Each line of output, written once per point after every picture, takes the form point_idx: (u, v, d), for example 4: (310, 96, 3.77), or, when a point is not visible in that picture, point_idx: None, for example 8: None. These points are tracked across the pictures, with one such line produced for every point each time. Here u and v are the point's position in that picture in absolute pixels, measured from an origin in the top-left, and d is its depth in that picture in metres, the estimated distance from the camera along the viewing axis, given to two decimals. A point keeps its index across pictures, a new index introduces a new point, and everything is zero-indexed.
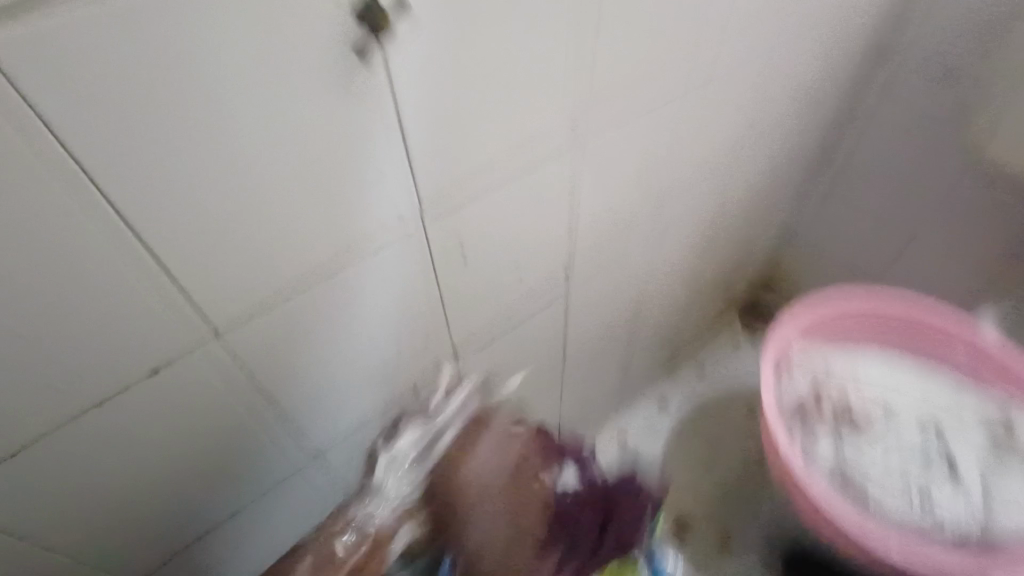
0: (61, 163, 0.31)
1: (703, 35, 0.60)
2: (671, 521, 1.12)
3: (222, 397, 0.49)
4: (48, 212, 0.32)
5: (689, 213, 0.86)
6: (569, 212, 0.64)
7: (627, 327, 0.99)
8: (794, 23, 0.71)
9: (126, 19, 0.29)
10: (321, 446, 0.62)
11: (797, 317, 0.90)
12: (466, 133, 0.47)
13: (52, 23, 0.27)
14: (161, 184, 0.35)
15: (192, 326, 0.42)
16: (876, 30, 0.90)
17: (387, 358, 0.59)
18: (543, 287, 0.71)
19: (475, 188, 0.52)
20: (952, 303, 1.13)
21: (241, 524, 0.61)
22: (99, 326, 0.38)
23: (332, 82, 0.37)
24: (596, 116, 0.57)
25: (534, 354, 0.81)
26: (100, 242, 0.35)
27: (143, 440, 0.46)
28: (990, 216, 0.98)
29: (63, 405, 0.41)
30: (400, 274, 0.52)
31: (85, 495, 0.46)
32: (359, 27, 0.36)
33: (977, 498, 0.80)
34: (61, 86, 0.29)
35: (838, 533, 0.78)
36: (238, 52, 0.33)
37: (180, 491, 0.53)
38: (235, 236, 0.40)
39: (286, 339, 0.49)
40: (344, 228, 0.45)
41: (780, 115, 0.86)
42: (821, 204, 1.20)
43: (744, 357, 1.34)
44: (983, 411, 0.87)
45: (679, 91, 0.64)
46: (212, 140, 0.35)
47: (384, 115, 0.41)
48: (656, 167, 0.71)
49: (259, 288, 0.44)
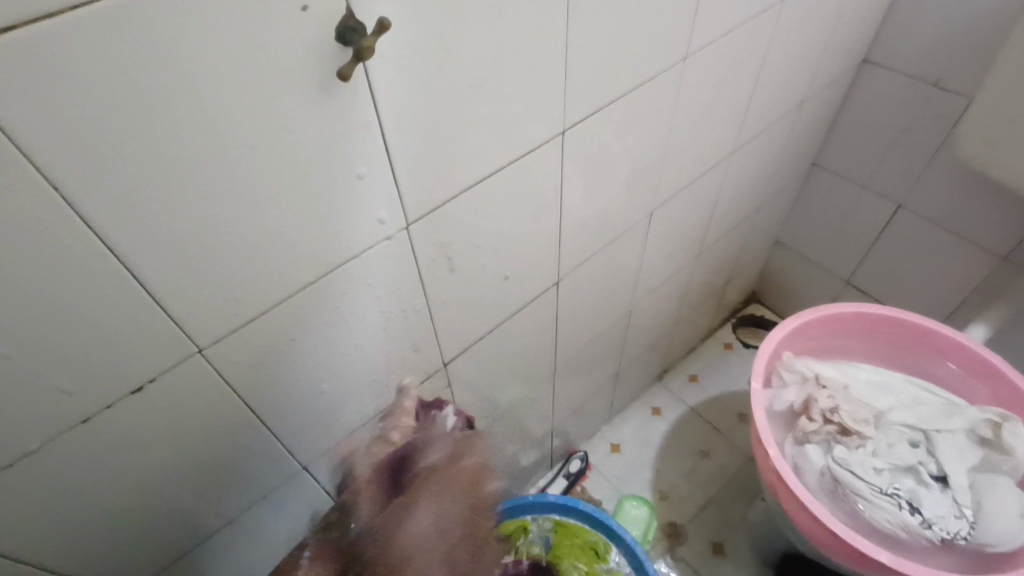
0: (45, 181, 0.31)
1: (677, 56, 0.62)
2: (665, 528, 1.12)
3: (208, 413, 0.49)
4: (32, 232, 0.32)
5: (671, 226, 0.88)
6: (552, 226, 0.66)
7: (616, 336, 1.00)
8: (770, 40, 0.73)
9: (111, 41, 0.29)
10: (309, 459, 0.62)
11: (783, 325, 0.92)
12: (446, 150, 0.48)
13: (36, 47, 0.28)
14: (146, 202, 0.35)
15: (178, 342, 0.42)
16: (855, 42, 0.92)
17: (374, 370, 0.60)
18: (529, 299, 0.72)
19: (458, 204, 0.53)
20: (938, 308, 1.14)
21: (228, 539, 0.61)
22: (84, 343, 0.38)
23: (314, 99, 0.38)
24: (574, 133, 0.58)
25: (522, 365, 0.82)
26: (85, 259, 0.35)
27: (128, 455, 0.46)
28: (971, 222, 1.00)
29: (43, 425, 0.40)
30: (387, 288, 0.53)
31: (69, 513, 0.46)
32: (342, 47, 0.37)
33: (967, 506, 0.79)
34: (42, 107, 0.29)
35: (826, 538, 0.77)
36: (218, 72, 0.33)
37: (166, 507, 0.52)
38: (219, 253, 0.40)
39: (273, 353, 0.49)
40: (327, 241, 0.45)
41: (760, 127, 0.87)
42: (807, 213, 1.22)
43: (734, 365, 1.35)
44: (977, 415, 0.85)
45: (655, 111, 0.66)
46: (196, 156, 0.35)
47: (365, 131, 0.42)
48: (637, 182, 0.72)
49: (243, 303, 0.44)
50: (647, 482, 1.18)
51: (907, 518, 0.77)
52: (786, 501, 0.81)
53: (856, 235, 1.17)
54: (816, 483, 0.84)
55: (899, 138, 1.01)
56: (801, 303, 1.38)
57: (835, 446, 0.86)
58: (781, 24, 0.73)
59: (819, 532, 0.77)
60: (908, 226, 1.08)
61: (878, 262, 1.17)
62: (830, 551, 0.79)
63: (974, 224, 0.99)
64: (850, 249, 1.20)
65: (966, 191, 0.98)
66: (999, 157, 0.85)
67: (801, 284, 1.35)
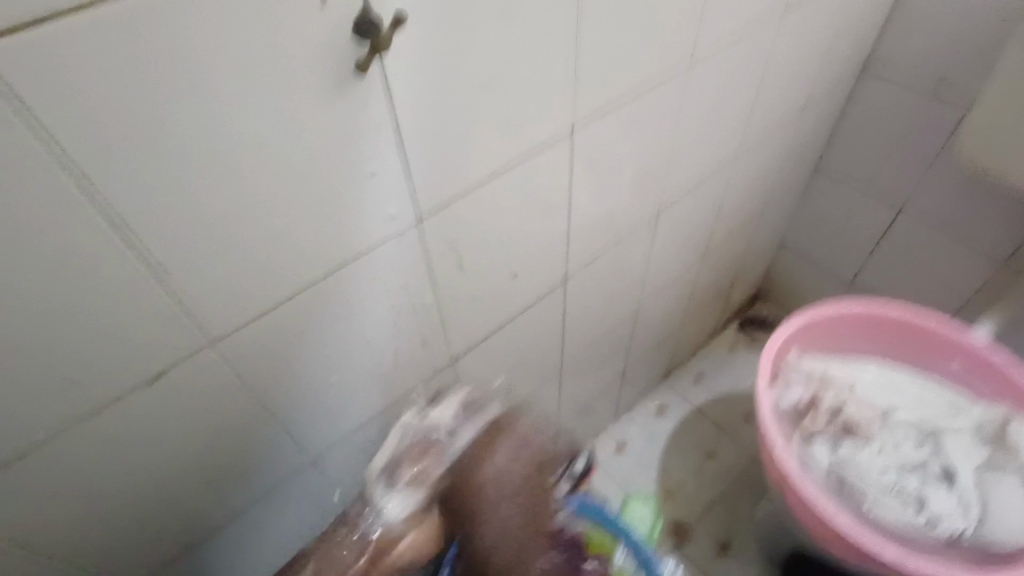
0: (70, 171, 0.32)
1: (685, 55, 0.62)
2: (670, 528, 1.12)
3: (220, 404, 0.49)
4: (56, 220, 0.33)
5: (678, 224, 0.88)
6: (562, 223, 0.66)
7: (622, 335, 1.00)
8: (778, 39, 0.74)
9: (134, 32, 0.30)
10: (319, 453, 0.62)
11: (789, 323, 0.92)
12: (457, 146, 0.48)
13: (61, 39, 0.28)
14: (167, 193, 0.36)
15: (193, 333, 0.43)
16: (859, 43, 0.92)
17: (383, 365, 0.60)
18: (537, 296, 0.72)
19: (469, 199, 0.53)
20: (944, 308, 1.14)
21: (239, 532, 0.61)
22: (102, 332, 0.39)
23: (330, 94, 0.38)
24: (583, 129, 0.58)
25: (529, 362, 0.82)
26: (106, 248, 0.36)
27: (142, 446, 0.47)
28: (975, 222, 1.00)
29: (61, 413, 0.41)
30: (397, 283, 0.54)
31: (84, 502, 0.46)
32: (358, 43, 0.37)
33: (972, 503, 0.79)
34: (65, 100, 0.30)
35: (832, 537, 0.77)
36: (235, 64, 0.34)
37: (178, 497, 0.53)
38: (235, 244, 0.41)
39: (284, 347, 0.50)
40: (339, 234, 0.46)
41: (767, 126, 0.87)
42: (812, 214, 1.23)
43: (739, 365, 1.35)
44: (977, 417, 0.87)
45: (663, 109, 0.66)
46: (214, 147, 0.36)
47: (378, 125, 0.42)
48: (644, 181, 0.73)
49: (258, 293, 0.44)
50: (652, 482, 1.18)
51: None
52: (791, 499, 0.81)
53: (862, 235, 1.17)
54: (822, 481, 0.84)
55: (903, 138, 1.01)
56: (806, 304, 1.38)
57: (841, 444, 0.86)
58: (788, 23, 0.73)
59: (823, 529, 0.78)
60: (912, 226, 1.09)
61: (883, 263, 1.18)
62: (835, 549, 0.79)
63: (980, 223, 1.00)
64: (855, 250, 1.21)
65: (970, 191, 0.98)
66: (1005, 158, 0.85)
67: (806, 285, 1.35)
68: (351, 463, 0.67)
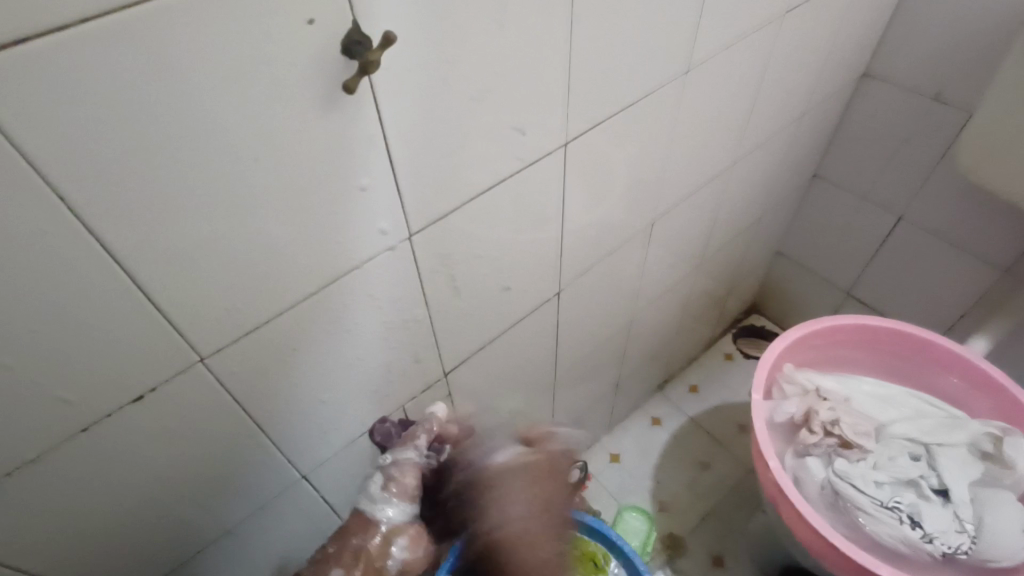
0: (52, 190, 0.31)
1: (676, 69, 0.62)
2: (665, 541, 1.11)
3: (206, 421, 0.48)
4: (36, 241, 0.32)
5: (672, 236, 0.88)
6: (554, 238, 0.66)
7: (616, 346, 1.00)
8: (770, 53, 0.74)
9: (117, 49, 0.29)
10: (308, 469, 0.61)
11: (782, 338, 0.92)
12: (445, 164, 0.48)
13: (46, 60, 0.28)
14: (144, 211, 0.35)
15: (179, 350, 0.42)
16: (854, 56, 0.92)
17: (374, 378, 0.59)
18: (529, 311, 0.72)
19: (458, 217, 0.53)
20: (940, 321, 1.14)
21: (227, 549, 0.61)
22: (85, 352, 0.38)
23: (319, 112, 0.38)
24: (575, 147, 0.58)
25: (522, 376, 0.82)
26: (86, 267, 0.35)
27: (127, 464, 0.46)
28: (971, 234, 1.00)
29: (45, 432, 0.40)
30: (385, 300, 0.53)
31: (67, 521, 0.46)
32: (348, 60, 0.37)
33: (969, 521, 0.78)
34: (41, 119, 0.29)
35: (828, 552, 0.76)
36: (222, 82, 0.33)
37: (163, 514, 0.52)
38: (221, 263, 0.40)
39: (273, 365, 0.49)
40: (326, 253, 0.45)
41: (761, 140, 0.88)
42: (807, 226, 1.23)
43: (734, 376, 1.34)
44: (976, 431, 0.85)
45: (654, 124, 0.66)
46: (198, 166, 0.35)
47: (367, 143, 0.42)
48: (637, 195, 0.73)
49: (244, 313, 0.44)
50: (647, 493, 1.17)
51: (909, 532, 0.77)
52: (786, 514, 0.80)
53: (857, 247, 1.17)
54: (816, 495, 0.84)
55: (897, 149, 1.01)
56: (801, 314, 1.38)
57: (836, 458, 0.86)
58: (781, 35, 0.73)
59: (818, 546, 0.77)
60: (907, 237, 1.09)
61: (876, 275, 1.18)
62: (829, 565, 0.78)
63: (976, 235, 0.99)
64: (850, 262, 1.21)
65: (966, 202, 0.98)
66: (1005, 170, 0.84)
67: (802, 295, 1.35)
68: (341, 479, 0.67)
